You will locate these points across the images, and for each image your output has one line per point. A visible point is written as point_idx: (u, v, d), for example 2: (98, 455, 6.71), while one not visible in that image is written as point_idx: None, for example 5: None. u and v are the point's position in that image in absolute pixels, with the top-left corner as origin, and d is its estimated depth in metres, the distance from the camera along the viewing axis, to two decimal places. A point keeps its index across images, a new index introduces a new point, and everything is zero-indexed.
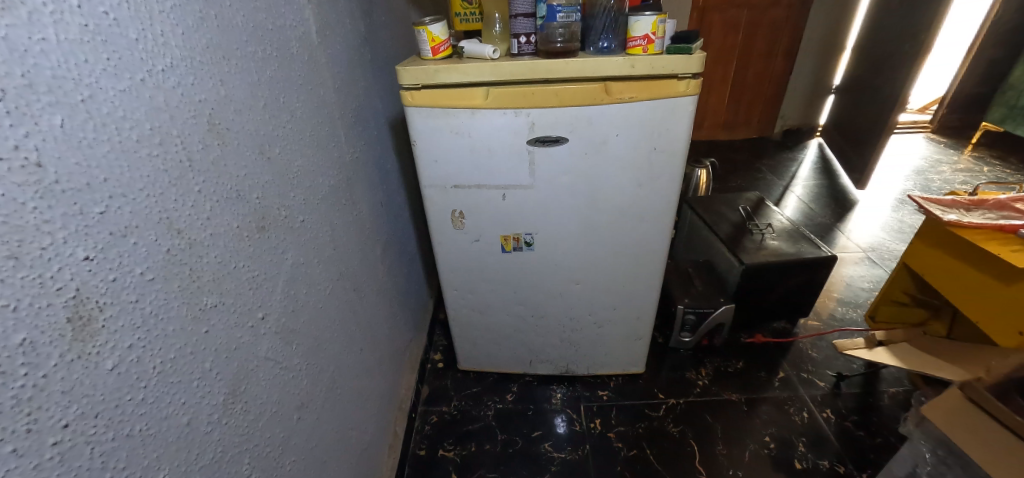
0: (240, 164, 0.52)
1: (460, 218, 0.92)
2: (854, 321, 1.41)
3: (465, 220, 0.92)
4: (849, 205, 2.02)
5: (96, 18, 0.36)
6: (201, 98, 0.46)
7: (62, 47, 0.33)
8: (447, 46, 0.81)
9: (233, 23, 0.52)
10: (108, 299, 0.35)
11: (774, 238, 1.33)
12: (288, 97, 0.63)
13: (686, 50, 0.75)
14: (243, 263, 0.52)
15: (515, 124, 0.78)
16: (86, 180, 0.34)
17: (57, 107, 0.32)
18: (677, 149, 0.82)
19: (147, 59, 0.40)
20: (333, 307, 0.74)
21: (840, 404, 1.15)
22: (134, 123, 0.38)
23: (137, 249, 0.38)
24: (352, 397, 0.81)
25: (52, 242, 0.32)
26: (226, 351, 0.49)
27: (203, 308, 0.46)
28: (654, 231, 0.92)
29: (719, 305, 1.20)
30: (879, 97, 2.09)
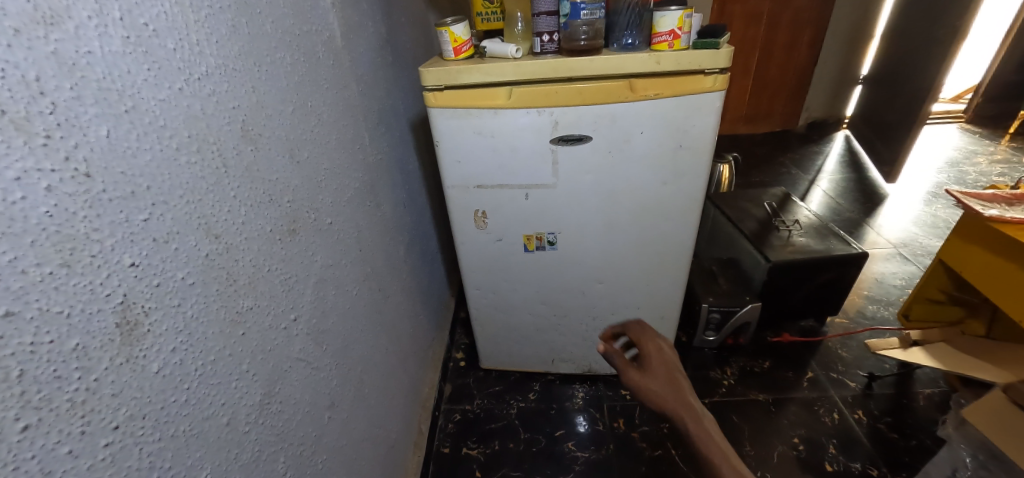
0: (271, 169, 0.53)
1: (482, 217, 0.92)
2: (886, 319, 1.37)
3: (487, 220, 0.92)
4: (879, 200, 1.96)
5: (137, 29, 0.36)
6: (235, 106, 0.47)
7: (106, 59, 0.34)
8: (469, 46, 0.81)
9: (262, 30, 0.53)
10: (153, 304, 0.37)
11: (801, 235, 1.30)
12: (315, 101, 0.64)
13: (713, 44, 0.73)
14: (276, 266, 0.53)
15: (538, 123, 0.78)
16: (130, 189, 0.35)
17: (102, 118, 0.33)
18: (703, 145, 0.80)
19: (184, 68, 0.41)
20: (360, 308, 0.75)
21: (872, 405, 1.12)
22: (173, 132, 0.39)
23: (178, 254, 0.39)
24: (379, 396, 0.82)
25: (101, 249, 0.33)
26: (262, 352, 0.50)
27: (240, 312, 0.47)
28: (679, 230, 0.91)
29: (745, 304, 1.18)
30: (911, 87, 2.02)
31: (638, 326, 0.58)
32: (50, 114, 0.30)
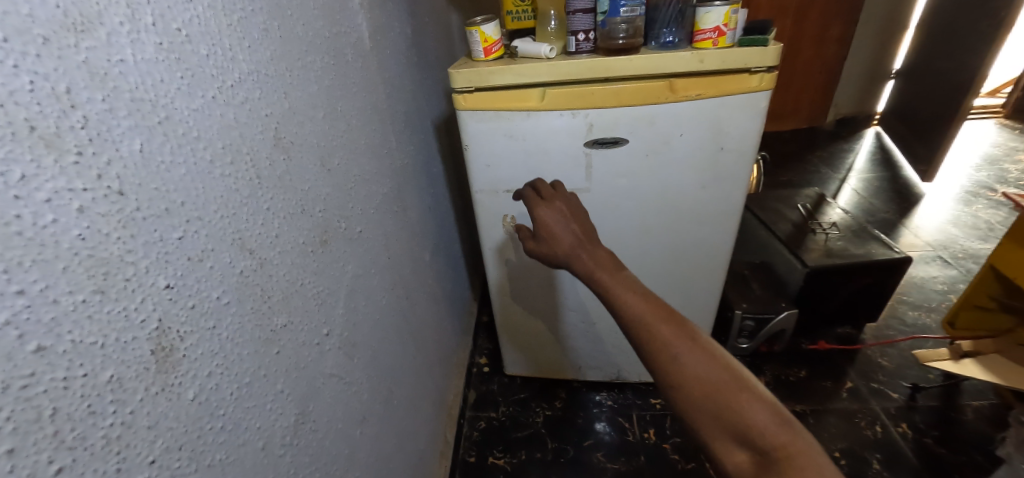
0: (303, 178, 0.51)
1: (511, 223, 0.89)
2: (927, 326, 1.30)
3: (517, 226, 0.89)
4: (915, 199, 1.89)
5: (170, 35, 0.34)
6: (268, 113, 0.45)
7: (140, 68, 0.32)
8: (499, 46, 0.78)
9: (294, 33, 0.51)
10: (188, 328, 0.35)
11: (838, 238, 1.24)
12: (345, 105, 0.62)
13: (762, 41, 0.69)
14: (309, 279, 0.51)
15: (572, 125, 0.75)
16: (164, 205, 0.33)
17: (136, 131, 0.31)
18: (746, 148, 0.76)
19: (218, 75, 0.38)
20: (389, 317, 0.73)
21: (917, 418, 1.07)
22: (207, 143, 0.37)
23: (213, 273, 0.37)
24: (408, 407, 0.80)
25: (135, 272, 0.31)
26: (295, 370, 0.48)
27: (274, 330, 0.45)
28: (717, 237, 0.88)
29: (781, 311, 1.13)
30: (952, 80, 1.94)
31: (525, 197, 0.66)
32: (82, 128, 0.27)
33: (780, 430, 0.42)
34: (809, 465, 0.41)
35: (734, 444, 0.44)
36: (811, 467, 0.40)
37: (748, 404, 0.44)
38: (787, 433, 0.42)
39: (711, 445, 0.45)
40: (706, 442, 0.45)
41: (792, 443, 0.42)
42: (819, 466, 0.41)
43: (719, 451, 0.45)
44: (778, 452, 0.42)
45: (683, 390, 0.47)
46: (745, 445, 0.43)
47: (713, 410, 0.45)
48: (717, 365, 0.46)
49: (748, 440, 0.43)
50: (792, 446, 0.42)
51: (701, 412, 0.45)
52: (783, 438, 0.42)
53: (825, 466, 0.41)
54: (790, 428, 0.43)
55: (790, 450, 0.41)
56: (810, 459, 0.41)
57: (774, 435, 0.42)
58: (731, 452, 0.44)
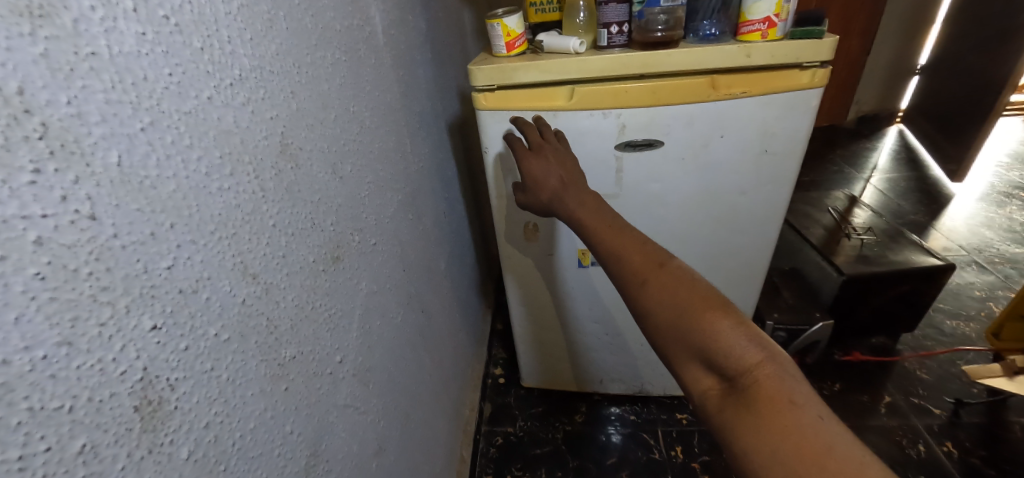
0: (313, 189, 0.45)
1: (533, 230, 0.84)
2: (967, 336, 1.23)
3: (539, 233, 0.84)
4: (944, 200, 1.81)
5: (156, 24, 0.28)
6: (273, 116, 0.39)
7: (117, 62, 0.26)
8: (522, 40, 0.72)
9: (302, 25, 0.45)
10: (179, 374, 0.29)
11: (874, 244, 1.18)
12: (357, 105, 0.56)
13: (816, 33, 0.63)
14: (320, 302, 0.45)
15: (602, 127, 0.68)
16: (149, 229, 0.27)
17: (113, 139, 0.25)
18: (792, 151, 0.70)
19: (215, 71, 0.33)
20: (404, 335, 0.67)
21: (962, 436, 1.01)
22: (202, 152, 0.31)
23: (210, 305, 0.32)
24: (424, 430, 0.74)
25: (113, 314, 0.25)
26: (306, 406, 0.43)
27: (282, 364, 0.39)
28: (755, 245, 0.81)
29: (816, 322, 1.06)
30: (984, 76, 1.86)
31: (510, 143, 0.63)
32: (40, 138, 0.22)
33: (750, 350, 0.39)
34: (777, 385, 0.37)
35: (704, 369, 0.42)
36: (778, 387, 0.37)
37: (717, 326, 0.41)
38: (757, 355, 0.39)
39: (682, 371, 0.43)
40: (677, 368, 0.44)
41: (762, 365, 0.39)
42: (787, 386, 0.37)
43: (690, 376, 0.43)
44: (745, 375, 0.39)
45: (652, 319, 0.45)
46: (715, 370, 0.41)
47: (680, 333, 0.42)
48: (687, 289, 0.44)
49: (714, 364, 0.40)
50: (761, 366, 0.39)
51: (668, 336, 0.43)
52: (752, 358, 0.39)
53: (795, 387, 0.37)
54: (762, 348, 0.40)
55: (757, 370, 0.38)
56: (779, 379, 0.38)
57: (742, 358, 0.39)
58: (701, 378, 0.42)
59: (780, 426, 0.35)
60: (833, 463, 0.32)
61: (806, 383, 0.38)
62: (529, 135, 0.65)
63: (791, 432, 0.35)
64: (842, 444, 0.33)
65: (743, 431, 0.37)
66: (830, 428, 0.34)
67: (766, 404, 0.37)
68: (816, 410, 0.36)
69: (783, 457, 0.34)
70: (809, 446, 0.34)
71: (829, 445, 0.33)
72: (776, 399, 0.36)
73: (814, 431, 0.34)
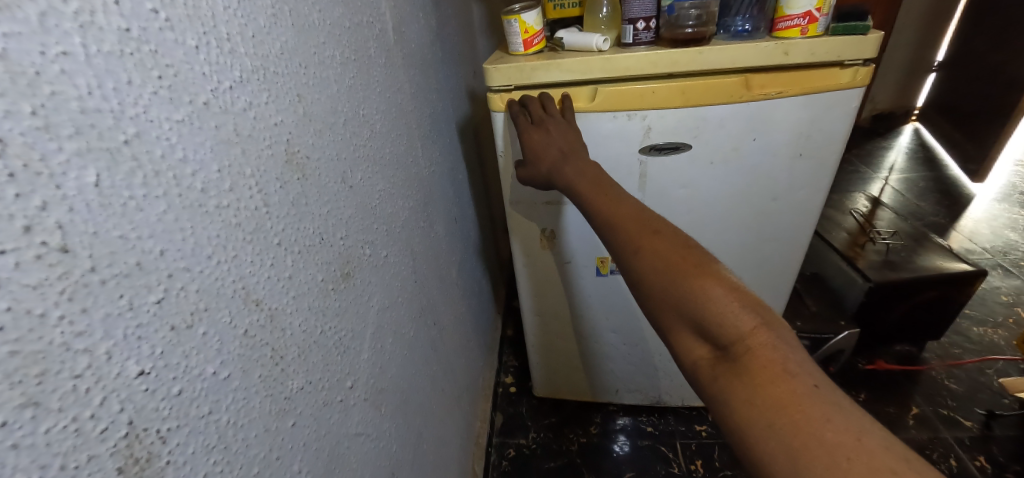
0: (322, 200, 0.41)
1: (550, 237, 0.80)
2: (996, 344, 1.19)
3: (556, 240, 0.81)
4: (965, 201, 1.76)
5: (141, 18, 0.24)
6: (278, 122, 0.35)
7: (96, 64, 0.22)
8: (541, 37, 0.67)
9: (309, 21, 0.41)
10: (172, 423, 0.25)
11: (901, 248, 1.13)
12: (368, 108, 0.52)
13: (860, 29, 0.59)
14: (330, 324, 0.41)
15: (626, 129, 0.64)
16: (135, 258, 0.23)
17: (90, 156, 0.21)
18: (829, 155, 0.66)
19: (211, 73, 0.29)
20: (417, 351, 0.64)
21: (996, 450, 0.96)
22: (197, 166, 0.27)
23: (208, 340, 0.28)
24: (437, 450, 0.70)
25: (91, 362, 0.21)
26: (316, 440, 0.39)
27: (289, 397, 0.35)
28: (783, 252, 0.78)
29: (841, 331, 1.02)
30: (1006, 73, 1.81)
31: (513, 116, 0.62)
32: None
33: (744, 317, 0.38)
34: (771, 354, 0.36)
35: (697, 338, 0.40)
36: (772, 356, 0.36)
37: (710, 294, 0.39)
38: (750, 322, 0.38)
39: (675, 340, 0.42)
40: (670, 339, 0.42)
41: (755, 333, 0.37)
42: (781, 354, 0.36)
43: (683, 346, 0.41)
44: (737, 344, 0.37)
45: (647, 288, 0.44)
46: (708, 339, 0.39)
47: (672, 301, 0.41)
48: (681, 256, 0.42)
49: (707, 332, 0.39)
50: (755, 334, 0.37)
51: (662, 305, 0.42)
52: (746, 326, 0.37)
53: (789, 355, 0.36)
54: (757, 316, 0.38)
55: (751, 338, 0.37)
56: (773, 348, 0.36)
57: (734, 325, 0.38)
58: (693, 348, 0.40)
59: (774, 396, 0.34)
60: (828, 433, 0.31)
61: (802, 352, 0.37)
62: (530, 108, 0.62)
63: (784, 402, 0.33)
64: (837, 414, 0.32)
65: (733, 400, 0.36)
66: (823, 396, 0.33)
67: (759, 373, 0.35)
68: (810, 379, 0.34)
69: (775, 425, 0.33)
70: (803, 417, 0.32)
71: (824, 415, 0.32)
72: (769, 369, 0.35)
73: (808, 400, 0.33)
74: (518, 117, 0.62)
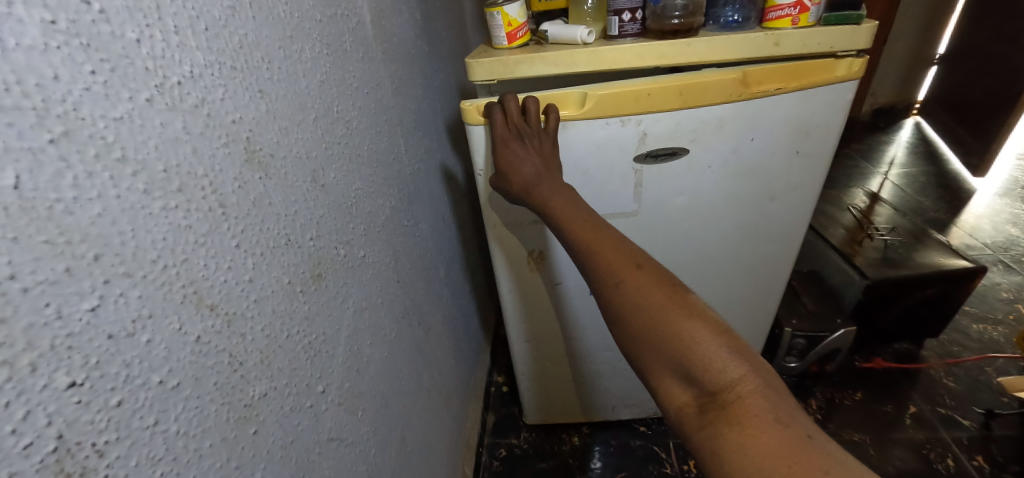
0: (288, 201, 0.40)
1: (538, 259, 0.78)
2: (996, 342, 1.17)
3: (544, 263, 0.78)
4: (965, 195, 1.75)
5: (70, 8, 0.23)
6: (236, 118, 0.34)
7: (15, 58, 0.21)
8: (525, 30, 0.65)
9: (273, 14, 0.40)
10: (110, 437, 0.24)
11: (899, 245, 1.11)
12: (343, 105, 0.51)
13: (852, 19, 0.57)
14: (298, 327, 0.40)
15: (620, 136, 0.61)
16: (64, 265, 0.22)
17: (7, 157, 0.20)
18: (824, 150, 0.65)
19: (155, 68, 0.27)
20: (399, 353, 0.62)
21: (994, 450, 0.95)
22: (138, 166, 0.26)
23: (153, 348, 0.26)
24: (422, 451, 0.69)
25: (13, 375, 0.20)
26: (282, 448, 0.38)
27: (250, 404, 0.34)
28: (779, 251, 0.76)
29: (836, 329, 1.01)
30: (1009, 66, 1.78)
31: (490, 123, 0.59)
32: None
33: (732, 363, 0.37)
34: (760, 401, 0.35)
35: (682, 383, 0.39)
36: (762, 404, 0.35)
37: (696, 336, 0.39)
38: (738, 368, 0.37)
39: (659, 384, 0.41)
40: (654, 383, 0.42)
41: (743, 380, 0.36)
42: (770, 403, 0.35)
43: (667, 391, 0.40)
44: (726, 391, 0.36)
45: (629, 329, 0.43)
46: (693, 384, 0.38)
47: (657, 344, 0.40)
48: (667, 295, 0.42)
49: (693, 377, 0.38)
50: (743, 381, 0.36)
51: (645, 346, 0.42)
52: (734, 372, 0.37)
53: (779, 403, 0.36)
54: (743, 361, 0.37)
55: (739, 386, 0.36)
56: (762, 395, 0.36)
57: (723, 371, 0.37)
58: (678, 393, 0.40)
59: (767, 448, 0.33)
60: None
61: (790, 398, 0.36)
62: (509, 116, 0.59)
63: (779, 453, 0.32)
64: (834, 463, 0.31)
65: (723, 451, 0.35)
66: (818, 446, 0.32)
67: (750, 422, 0.34)
68: (803, 428, 0.34)
69: None
70: (800, 468, 0.31)
71: (822, 465, 0.31)
72: (760, 418, 0.34)
73: (805, 452, 0.32)
74: (497, 117, 0.59)
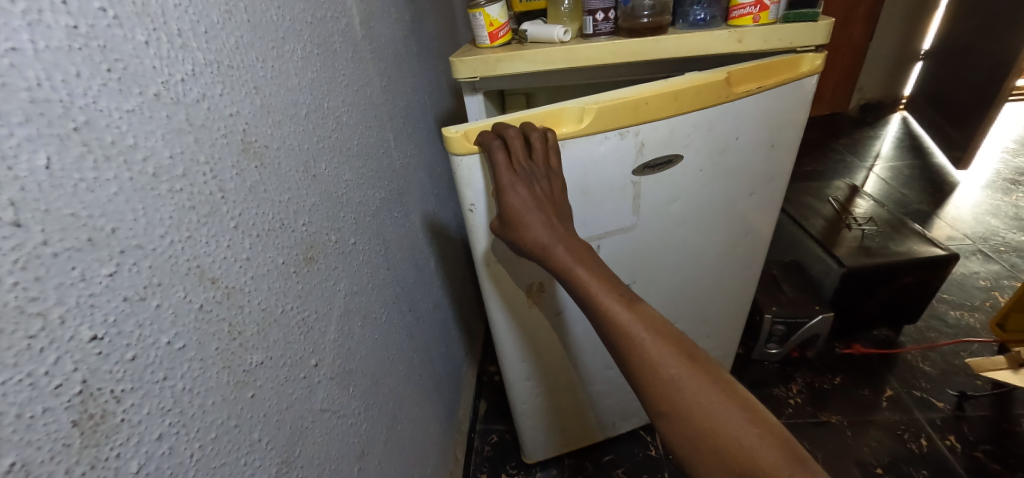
0: (282, 188, 0.43)
1: (538, 291, 0.71)
2: (972, 328, 1.21)
3: (543, 294, 0.71)
4: (948, 187, 1.79)
5: (89, 16, 0.27)
6: (233, 112, 0.37)
7: (44, 58, 0.24)
8: (506, 30, 0.69)
9: (266, 17, 0.43)
10: (126, 386, 0.28)
11: (876, 235, 1.15)
12: (333, 101, 0.54)
13: (809, 16, 0.62)
14: (292, 305, 0.44)
15: (620, 149, 0.59)
16: (86, 235, 0.26)
17: (40, 141, 0.24)
18: (791, 140, 0.70)
19: (161, 67, 0.31)
20: (390, 336, 0.66)
21: (967, 430, 0.99)
22: (148, 152, 0.30)
23: (162, 312, 0.30)
24: (413, 431, 0.73)
25: (45, 325, 0.24)
26: (277, 412, 0.41)
27: (248, 370, 0.38)
28: (756, 239, 0.81)
29: (815, 315, 1.04)
30: (990, 61, 1.82)
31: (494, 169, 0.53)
32: None
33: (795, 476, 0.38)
34: None
35: None
36: None
37: (757, 450, 0.40)
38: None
39: None
40: None
41: None
42: None
43: None
44: None
45: (681, 430, 0.43)
46: None
47: (715, 452, 0.41)
48: (722, 393, 0.43)
49: None
50: None
51: (700, 452, 0.42)
52: None
53: None
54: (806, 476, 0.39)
55: None
56: None
57: None
58: None
59: None
60: None
61: None
62: (513, 159, 0.53)
63: None
64: None
65: None
66: None
67: None
68: None
69: None
70: None
71: None
72: None
73: None
74: (501, 158, 0.53)
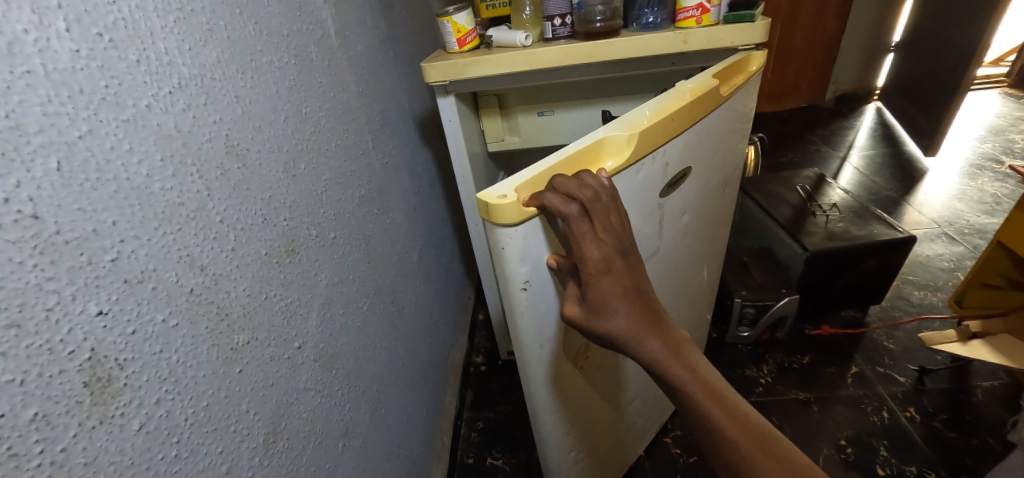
0: (264, 187, 0.48)
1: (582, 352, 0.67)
2: (935, 306, 1.27)
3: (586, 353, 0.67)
4: (918, 174, 1.85)
5: (89, 41, 0.31)
6: (216, 120, 0.42)
7: (53, 78, 0.29)
8: (474, 36, 0.74)
9: (245, 33, 0.48)
10: (128, 355, 0.32)
11: (841, 220, 1.21)
12: (311, 107, 0.59)
13: (747, 17, 0.67)
14: (275, 291, 0.49)
15: (652, 174, 0.59)
16: (91, 226, 0.31)
17: (52, 147, 0.29)
18: (744, 131, 0.77)
19: (152, 82, 0.36)
20: (372, 324, 0.71)
21: (926, 401, 1.05)
22: (143, 155, 0.34)
23: (157, 294, 0.35)
24: (397, 414, 0.78)
25: (59, 300, 0.29)
26: (262, 387, 0.46)
27: (235, 348, 0.43)
28: (723, 225, 0.87)
29: (781, 297, 1.10)
30: (954, 51, 1.89)
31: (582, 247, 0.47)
32: None
33: None
34: None
35: None
36: None
37: None
38: None
39: None
40: None
41: None
42: None
43: None
44: None
45: None
46: None
47: None
48: None
49: None
50: None
51: None
52: None
53: None
54: None
55: None
56: None
57: None
58: None
59: None
60: None
61: None
62: (597, 232, 0.48)
63: None
64: None
65: None
66: None
67: None
68: None
69: None
70: None
71: None
72: None
73: None
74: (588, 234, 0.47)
